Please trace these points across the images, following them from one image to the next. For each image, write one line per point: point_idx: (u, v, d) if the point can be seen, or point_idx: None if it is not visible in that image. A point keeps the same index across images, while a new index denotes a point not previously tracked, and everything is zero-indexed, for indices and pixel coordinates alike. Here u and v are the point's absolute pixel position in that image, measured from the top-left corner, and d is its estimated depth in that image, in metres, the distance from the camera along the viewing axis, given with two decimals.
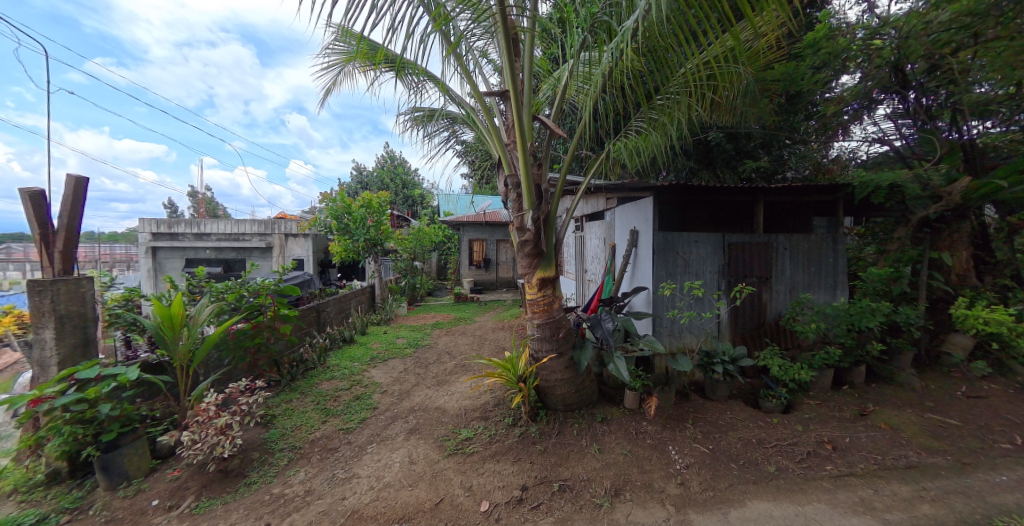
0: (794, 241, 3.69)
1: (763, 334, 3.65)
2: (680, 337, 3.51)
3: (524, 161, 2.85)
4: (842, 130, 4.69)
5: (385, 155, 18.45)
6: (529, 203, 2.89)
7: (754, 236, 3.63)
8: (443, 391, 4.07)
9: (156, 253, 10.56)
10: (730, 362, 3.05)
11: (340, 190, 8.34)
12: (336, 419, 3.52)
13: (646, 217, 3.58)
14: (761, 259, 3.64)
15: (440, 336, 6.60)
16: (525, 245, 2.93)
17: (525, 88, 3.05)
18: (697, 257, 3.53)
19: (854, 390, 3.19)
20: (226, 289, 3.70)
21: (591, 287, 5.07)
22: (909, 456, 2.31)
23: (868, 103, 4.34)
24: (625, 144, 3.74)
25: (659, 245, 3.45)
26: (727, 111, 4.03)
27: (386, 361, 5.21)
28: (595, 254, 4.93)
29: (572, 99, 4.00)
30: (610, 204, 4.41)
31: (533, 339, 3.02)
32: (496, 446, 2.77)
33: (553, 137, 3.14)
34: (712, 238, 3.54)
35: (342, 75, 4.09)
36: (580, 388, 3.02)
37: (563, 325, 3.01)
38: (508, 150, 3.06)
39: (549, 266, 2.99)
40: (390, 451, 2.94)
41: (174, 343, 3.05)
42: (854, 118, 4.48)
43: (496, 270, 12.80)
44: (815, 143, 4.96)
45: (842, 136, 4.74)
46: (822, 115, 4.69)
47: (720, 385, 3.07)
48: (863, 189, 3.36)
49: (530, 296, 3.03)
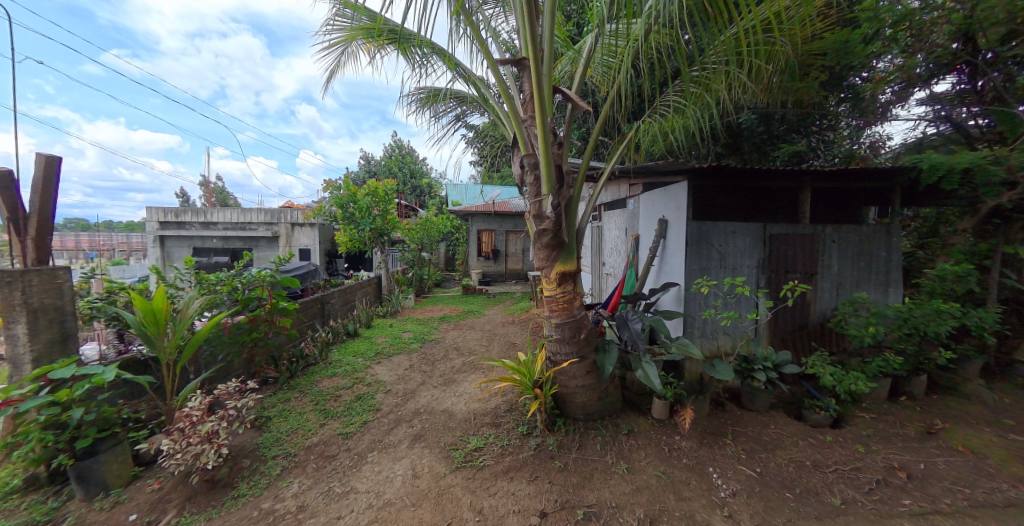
0: (843, 232, 3.31)
1: (808, 337, 3.26)
2: (713, 339, 3.14)
3: (544, 139, 2.49)
4: (881, 117, 4.34)
5: (392, 144, 18.10)
6: (548, 188, 2.55)
7: (799, 227, 3.24)
8: (451, 392, 3.81)
9: (165, 243, 10.49)
10: (773, 369, 2.74)
11: (345, 178, 8.02)
12: (335, 422, 3.28)
13: (677, 205, 3.18)
14: (806, 253, 3.25)
15: (448, 331, 6.33)
16: (543, 235, 2.58)
17: (545, 55, 2.66)
18: (735, 250, 3.15)
19: (915, 403, 2.81)
20: (219, 280, 3.45)
21: (609, 282, 4.72)
22: (1003, 490, 1.93)
23: (916, 82, 3.93)
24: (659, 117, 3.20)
25: (693, 236, 3.06)
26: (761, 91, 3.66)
27: (391, 357, 4.94)
28: (615, 246, 4.57)
29: (595, 71, 3.64)
30: (634, 191, 4.03)
31: (552, 340, 2.71)
32: (510, 460, 2.49)
33: (577, 112, 2.77)
34: (752, 228, 3.16)
35: (345, 56, 3.76)
36: (603, 396, 2.71)
37: (584, 325, 2.70)
38: (525, 127, 2.70)
39: (570, 259, 2.66)
40: (393, 462, 2.67)
41: (159, 339, 2.79)
42: (898, 99, 4.11)
43: (505, 262, 12.43)
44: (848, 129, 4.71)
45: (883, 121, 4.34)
46: (858, 99, 4.35)
47: (761, 395, 2.75)
48: (932, 174, 2.94)
49: (548, 292, 2.71)
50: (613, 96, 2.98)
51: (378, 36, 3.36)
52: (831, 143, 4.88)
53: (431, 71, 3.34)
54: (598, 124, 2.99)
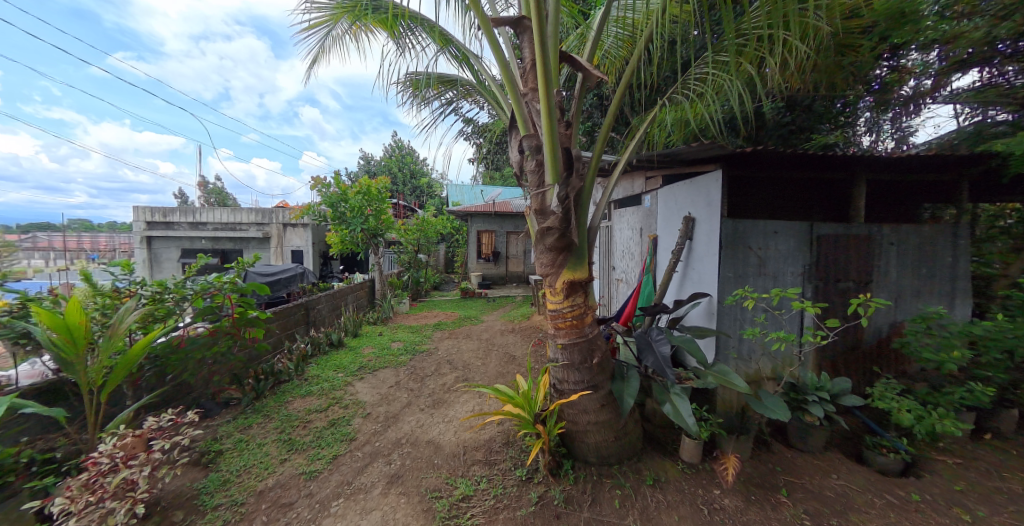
0: (902, 233, 2.79)
1: (862, 358, 2.72)
2: (750, 361, 2.62)
3: (547, 116, 2.00)
4: (911, 108, 3.84)
5: (393, 145, 17.67)
6: (554, 177, 2.06)
7: (851, 227, 2.72)
8: (439, 418, 3.30)
9: (152, 244, 9.99)
10: (829, 402, 2.24)
11: (335, 175, 7.53)
12: (300, 456, 2.76)
13: (706, 199, 2.66)
14: (860, 257, 2.73)
15: (442, 340, 5.80)
16: (547, 236, 2.09)
17: (550, 13, 2.16)
18: (775, 254, 2.64)
19: (1005, 443, 2.29)
20: (163, 289, 2.94)
21: (620, 289, 4.21)
22: None
23: (958, 68, 3.24)
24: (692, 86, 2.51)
25: (727, 236, 2.54)
26: (792, 74, 3.15)
27: (377, 372, 4.42)
28: (627, 248, 4.07)
29: (605, 48, 3.12)
30: (651, 185, 3.52)
31: (557, 366, 2.21)
32: (506, 518, 1.98)
33: (589, 85, 2.26)
34: (796, 228, 2.65)
35: (329, 39, 3.18)
36: (621, 434, 2.19)
37: (597, 347, 2.20)
38: (525, 102, 2.20)
39: (581, 265, 2.16)
40: (360, 515, 2.16)
41: (77, 362, 2.29)
42: (934, 89, 3.51)
43: (506, 264, 11.89)
44: (864, 125, 4.18)
45: (908, 115, 3.95)
46: (884, 91, 3.74)
47: (815, 433, 2.24)
48: (1021, 163, 2.41)
49: (552, 306, 2.21)
50: (633, 66, 2.39)
51: (361, 13, 2.92)
52: (851, 139, 4.17)
53: (419, 48, 2.86)
54: (615, 99, 2.41)
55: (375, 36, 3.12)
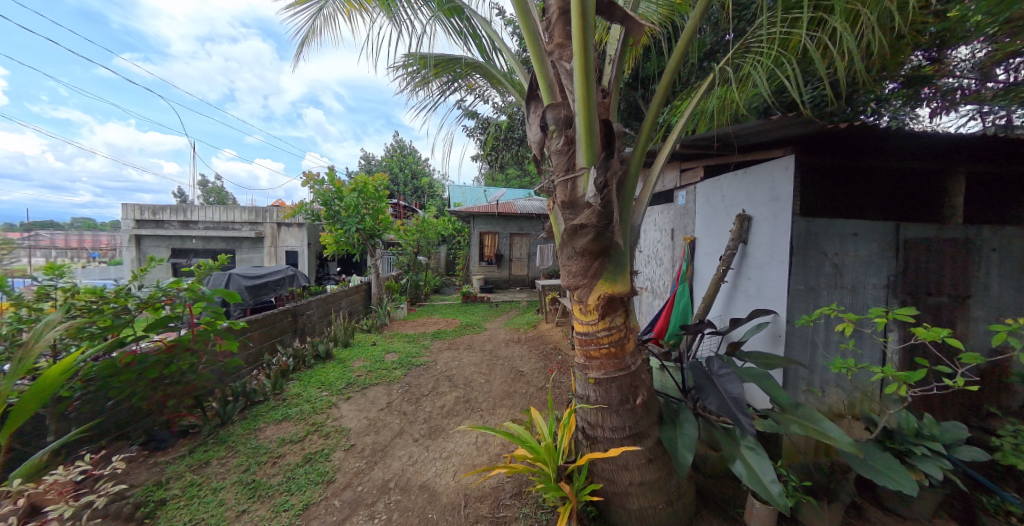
0: (1007, 237, 2.24)
1: (960, 391, 2.18)
2: (823, 394, 2.10)
3: (584, 77, 1.49)
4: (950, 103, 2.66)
5: (394, 143, 17.21)
6: (588, 159, 1.57)
7: (947, 229, 2.16)
8: (436, 453, 2.77)
9: (141, 243, 9.50)
10: (942, 456, 1.70)
11: (329, 171, 7.01)
12: (261, 507, 2.24)
13: (768, 194, 2.15)
14: (956, 266, 2.19)
15: (442, 351, 5.27)
16: (578, 237, 1.59)
17: None
18: (853, 261, 2.10)
19: None
20: (97, 301, 2.37)
21: (645, 298, 3.70)
22: None
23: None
24: (757, 51, 1.98)
25: (797, 239, 2.03)
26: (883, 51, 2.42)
27: (366, 390, 3.89)
28: (654, 251, 3.56)
29: (638, 13, 2.61)
30: (686, 179, 3.00)
31: (587, 405, 1.71)
32: None
33: (633, 41, 1.73)
34: (880, 229, 2.11)
35: (319, 18, 2.66)
36: (669, 497, 1.68)
37: (639, 382, 1.70)
38: (551, 61, 1.68)
39: (622, 275, 1.66)
40: None
41: None
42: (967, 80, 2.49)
43: (509, 267, 11.38)
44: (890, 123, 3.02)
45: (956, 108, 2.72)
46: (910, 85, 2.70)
47: (925, 497, 1.70)
48: None
49: (582, 329, 1.71)
50: (698, 12, 1.77)
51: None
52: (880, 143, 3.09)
53: (421, 19, 2.35)
54: (669, 60, 1.82)
55: (368, 10, 2.59)
